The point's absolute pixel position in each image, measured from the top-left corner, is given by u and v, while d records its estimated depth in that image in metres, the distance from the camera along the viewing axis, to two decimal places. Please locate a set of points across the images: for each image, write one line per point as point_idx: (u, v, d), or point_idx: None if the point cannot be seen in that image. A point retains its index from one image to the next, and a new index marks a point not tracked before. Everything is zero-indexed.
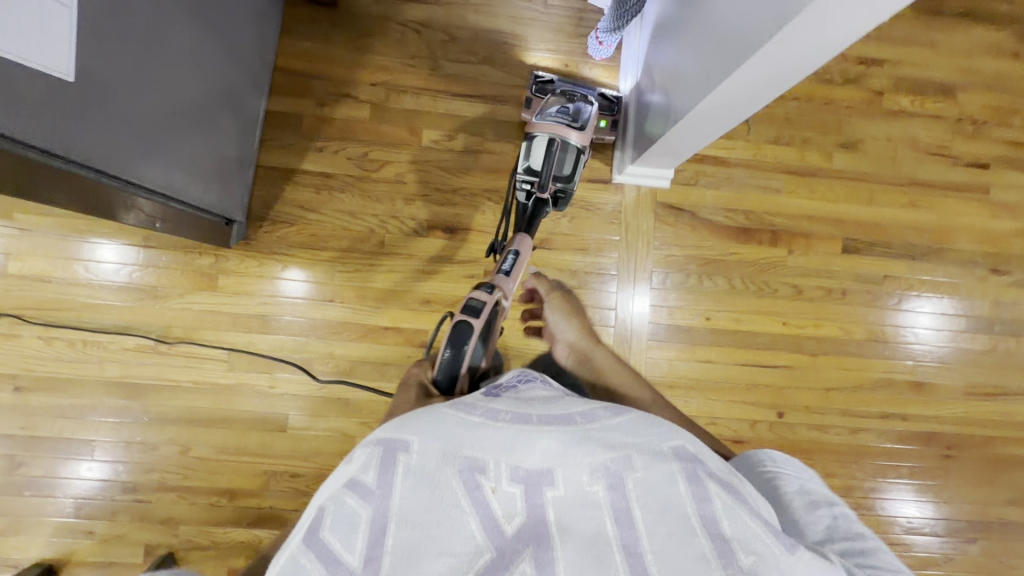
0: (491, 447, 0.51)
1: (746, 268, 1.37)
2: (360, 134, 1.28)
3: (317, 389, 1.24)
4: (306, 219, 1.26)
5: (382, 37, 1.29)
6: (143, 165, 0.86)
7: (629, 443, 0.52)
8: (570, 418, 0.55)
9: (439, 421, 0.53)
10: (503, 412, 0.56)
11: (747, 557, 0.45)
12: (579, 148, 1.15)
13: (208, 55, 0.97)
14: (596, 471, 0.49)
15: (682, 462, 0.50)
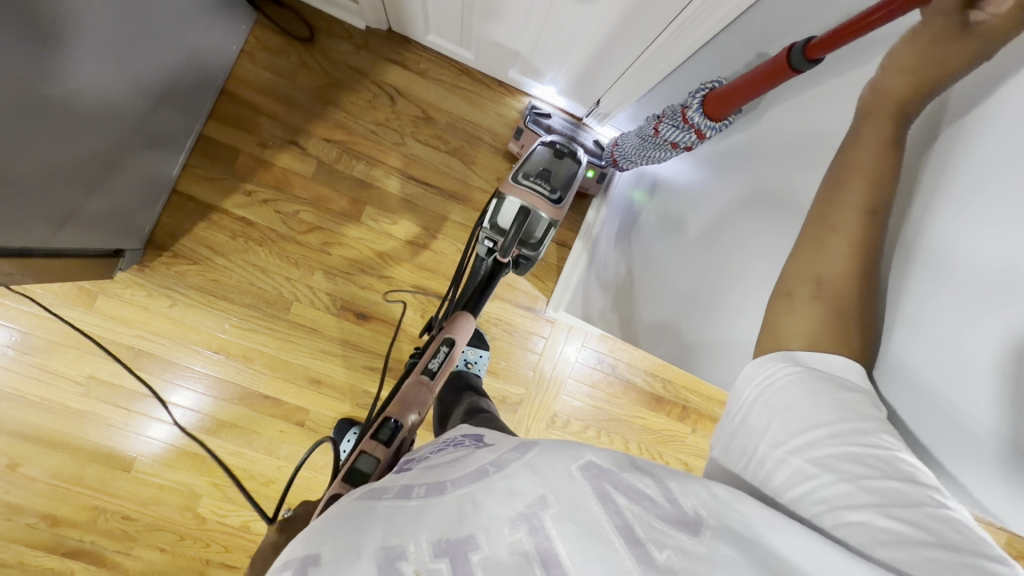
0: (396, 528, 0.37)
1: (647, 435, 1.36)
2: (299, 189, 1.17)
3: (174, 439, 1.17)
4: (212, 263, 1.16)
5: (352, 93, 1.18)
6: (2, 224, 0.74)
7: (539, 475, 0.38)
8: (483, 469, 0.42)
9: (359, 520, 0.40)
10: (418, 488, 0.44)
11: (665, 554, 0.32)
12: (551, 222, 0.97)
13: (124, 97, 0.86)
14: (517, 519, 0.35)
15: (594, 478, 0.36)
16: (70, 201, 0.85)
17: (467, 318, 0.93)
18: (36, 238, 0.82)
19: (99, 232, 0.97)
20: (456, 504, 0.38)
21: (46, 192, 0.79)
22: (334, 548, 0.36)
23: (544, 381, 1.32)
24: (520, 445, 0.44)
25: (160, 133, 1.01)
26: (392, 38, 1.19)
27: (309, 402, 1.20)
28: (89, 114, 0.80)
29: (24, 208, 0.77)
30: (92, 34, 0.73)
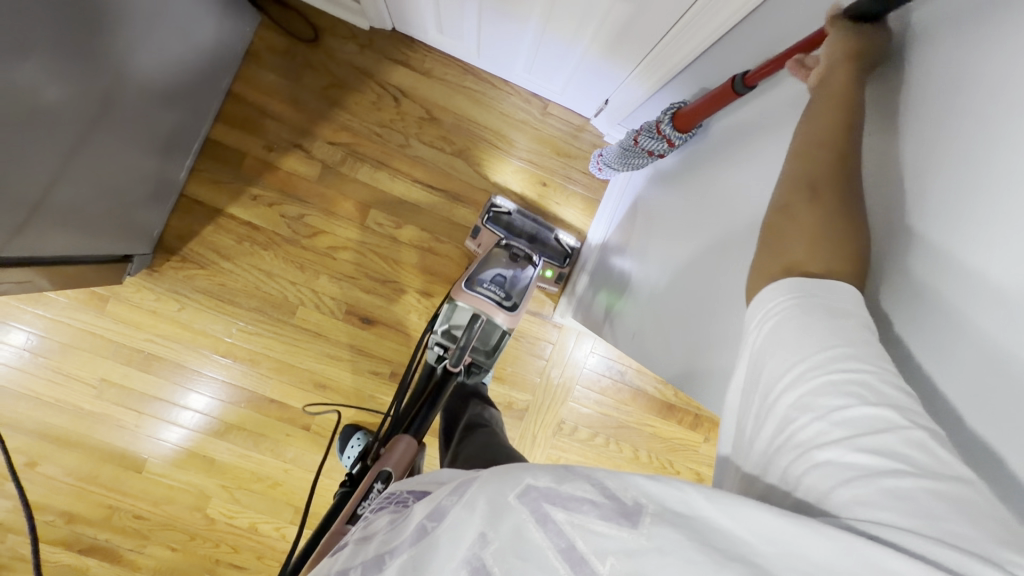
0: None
1: (657, 443, 1.32)
2: (304, 192, 1.16)
3: (184, 440, 1.18)
4: (219, 266, 1.16)
5: (356, 94, 1.16)
6: (17, 235, 0.74)
7: (472, 507, 0.35)
8: (422, 527, 0.38)
9: None
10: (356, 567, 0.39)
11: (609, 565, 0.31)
12: (505, 330, 0.98)
13: (134, 102, 0.86)
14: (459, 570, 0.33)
15: (526, 500, 0.34)
16: (83, 208, 0.86)
17: (409, 442, 0.78)
18: (48, 245, 0.83)
19: (111, 238, 0.98)
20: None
21: (61, 201, 0.80)
22: None
23: (550, 388, 1.30)
24: (457, 486, 0.40)
25: (169, 137, 1.01)
26: (397, 36, 1.17)
27: (315, 406, 1.21)
28: (100, 120, 0.79)
29: (40, 218, 0.77)
30: (105, 41, 0.73)
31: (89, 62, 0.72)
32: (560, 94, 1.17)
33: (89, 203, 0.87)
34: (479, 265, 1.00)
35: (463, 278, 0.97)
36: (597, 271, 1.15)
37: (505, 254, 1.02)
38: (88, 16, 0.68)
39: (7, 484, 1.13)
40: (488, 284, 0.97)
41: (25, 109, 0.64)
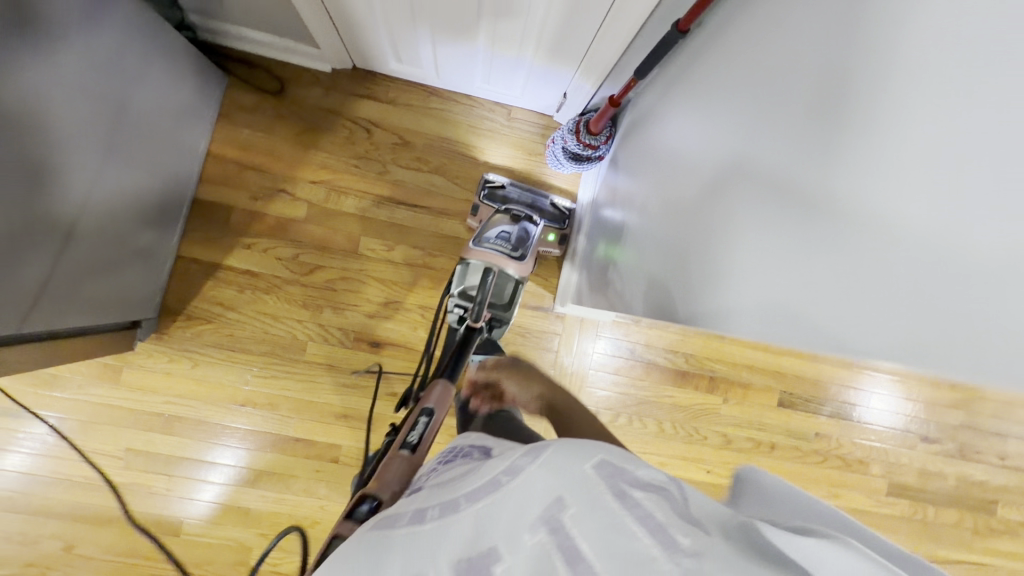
0: (412, 555, 0.37)
1: (678, 412, 1.34)
2: (294, 232, 1.21)
3: (216, 495, 1.19)
4: (224, 318, 1.19)
5: (329, 133, 1.22)
6: (35, 315, 0.78)
7: (548, 470, 0.39)
8: (493, 480, 0.41)
9: (374, 547, 0.39)
10: (429, 508, 0.43)
11: (692, 538, 0.32)
12: (517, 280, 0.99)
13: (111, 183, 0.88)
14: (536, 524, 0.36)
15: (603, 469, 0.38)
16: (82, 292, 0.88)
17: (446, 386, 0.81)
18: (64, 320, 0.87)
19: (116, 308, 1.01)
20: (472, 522, 0.38)
21: (56, 294, 0.82)
22: None
23: (564, 378, 1.32)
24: (530, 448, 0.43)
25: (158, 203, 1.05)
26: (358, 74, 1.23)
27: (340, 437, 1.22)
28: (77, 215, 0.81)
29: (37, 313, 0.79)
30: (65, 137, 0.74)
31: (75, 143, 0.76)
32: (522, 94, 1.22)
33: (96, 275, 0.92)
34: (485, 226, 1.03)
35: (471, 238, 1.01)
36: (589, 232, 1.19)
37: (506, 217, 1.06)
38: (42, 122, 0.69)
39: (48, 573, 1.13)
40: (495, 239, 0.99)
41: (25, 193, 0.69)
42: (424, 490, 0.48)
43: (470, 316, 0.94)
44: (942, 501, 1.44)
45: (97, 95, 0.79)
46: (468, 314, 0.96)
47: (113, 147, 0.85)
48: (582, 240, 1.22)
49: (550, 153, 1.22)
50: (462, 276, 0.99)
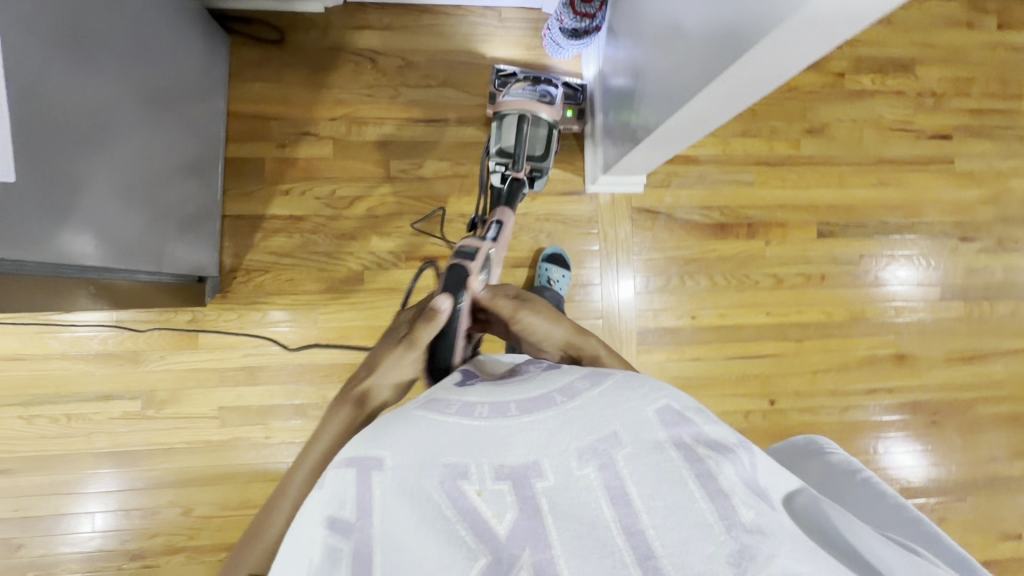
0: (461, 446, 0.45)
1: (726, 263, 1.38)
2: (326, 169, 1.25)
3: (313, 433, 1.23)
4: (281, 265, 1.23)
5: (336, 70, 1.26)
6: (106, 248, 0.84)
7: (608, 418, 0.46)
8: (548, 398, 0.49)
9: (416, 428, 0.46)
10: (478, 405, 0.49)
11: (751, 511, 0.41)
12: (551, 124, 1.12)
13: (144, 122, 0.90)
14: (585, 454, 0.44)
15: (670, 429, 0.46)
16: (137, 232, 0.90)
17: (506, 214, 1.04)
18: (137, 260, 0.92)
19: (182, 257, 1.06)
20: (524, 433, 0.46)
21: (106, 229, 0.83)
22: (402, 458, 0.44)
23: (611, 255, 1.36)
24: (587, 374, 0.53)
25: (197, 156, 1.10)
26: (350, 9, 1.28)
27: None
28: (121, 167, 0.85)
29: (92, 246, 0.80)
30: (86, 79, 0.76)
31: (111, 83, 0.81)
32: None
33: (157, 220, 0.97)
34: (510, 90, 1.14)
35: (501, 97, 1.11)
36: (604, 106, 1.25)
37: (525, 83, 1.16)
38: (71, 71, 0.73)
39: (174, 539, 1.17)
40: (522, 90, 1.11)
41: (76, 124, 0.74)
42: (473, 390, 0.54)
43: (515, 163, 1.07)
44: (997, 294, 1.48)
45: (122, 34, 0.83)
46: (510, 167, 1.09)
47: (147, 92, 0.90)
48: (599, 117, 1.28)
49: (547, 40, 1.27)
50: (502, 133, 1.10)
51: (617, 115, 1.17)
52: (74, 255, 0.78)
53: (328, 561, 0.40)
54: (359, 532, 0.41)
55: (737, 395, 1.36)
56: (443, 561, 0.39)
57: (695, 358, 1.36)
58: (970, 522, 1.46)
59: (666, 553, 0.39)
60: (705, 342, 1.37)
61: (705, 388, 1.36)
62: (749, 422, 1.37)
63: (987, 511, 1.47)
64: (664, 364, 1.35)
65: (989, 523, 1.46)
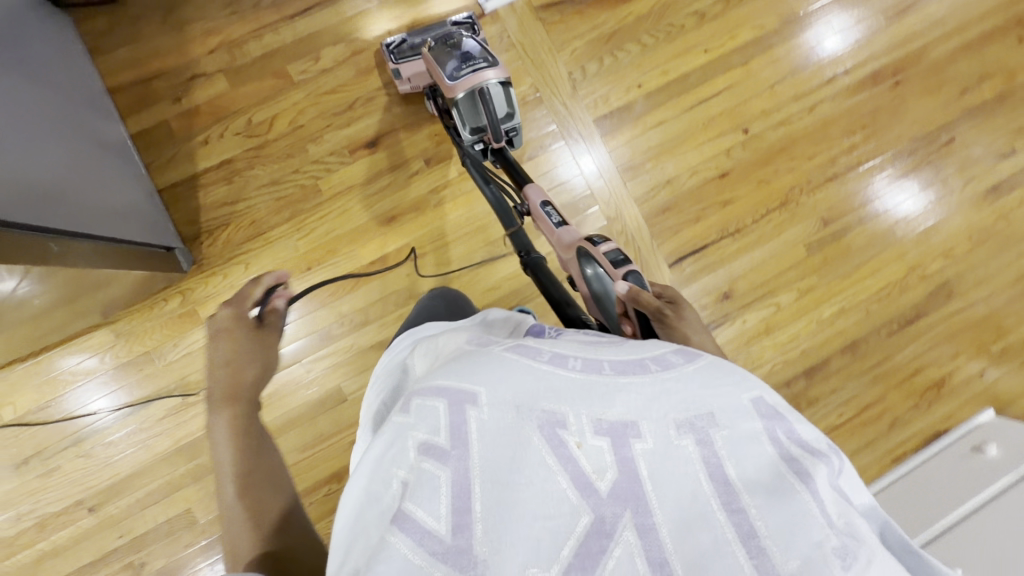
0: (561, 395, 0.45)
1: (646, 22, 1.36)
2: (230, 103, 1.19)
3: (349, 349, 1.22)
4: (238, 212, 1.19)
5: (190, 3, 1.19)
6: (61, 211, 0.81)
7: (707, 398, 0.45)
8: (640, 364, 0.49)
9: (506, 366, 0.48)
10: (571, 357, 0.51)
11: (850, 517, 0.39)
12: (503, 83, 1.07)
13: (13, 82, 0.84)
14: (682, 425, 0.43)
15: (765, 422, 0.45)
16: (79, 200, 0.87)
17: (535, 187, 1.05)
18: (98, 224, 0.90)
19: (139, 224, 1.03)
20: (618, 391, 0.46)
21: (48, 190, 0.80)
22: (491, 394, 0.45)
23: (540, 65, 1.32)
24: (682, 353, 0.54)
25: (95, 129, 1.04)
26: None
27: (404, 234, 1.24)
28: (24, 133, 0.80)
29: (45, 208, 0.78)
30: None
31: None
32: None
33: (91, 188, 0.93)
34: (445, 60, 1.09)
35: (445, 78, 1.07)
36: None
37: (447, 51, 1.10)
38: None
39: None
40: (459, 68, 1.07)
41: None
42: (562, 344, 0.55)
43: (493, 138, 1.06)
44: None
45: None
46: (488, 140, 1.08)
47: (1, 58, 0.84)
48: None
49: None
50: (461, 114, 1.07)
51: None
52: (36, 216, 0.75)
53: (428, 489, 0.39)
54: (458, 457, 0.41)
55: (711, 140, 1.38)
56: (548, 505, 0.39)
57: (660, 123, 1.36)
58: (964, 157, 1.51)
59: (769, 530, 0.37)
60: (662, 104, 1.36)
61: (681, 146, 1.37)
62: (733, 159, 1.39)
63: (974, 141, 1.52)
64: (633, 142, 1.35)
65: (980, 151, 1.52)
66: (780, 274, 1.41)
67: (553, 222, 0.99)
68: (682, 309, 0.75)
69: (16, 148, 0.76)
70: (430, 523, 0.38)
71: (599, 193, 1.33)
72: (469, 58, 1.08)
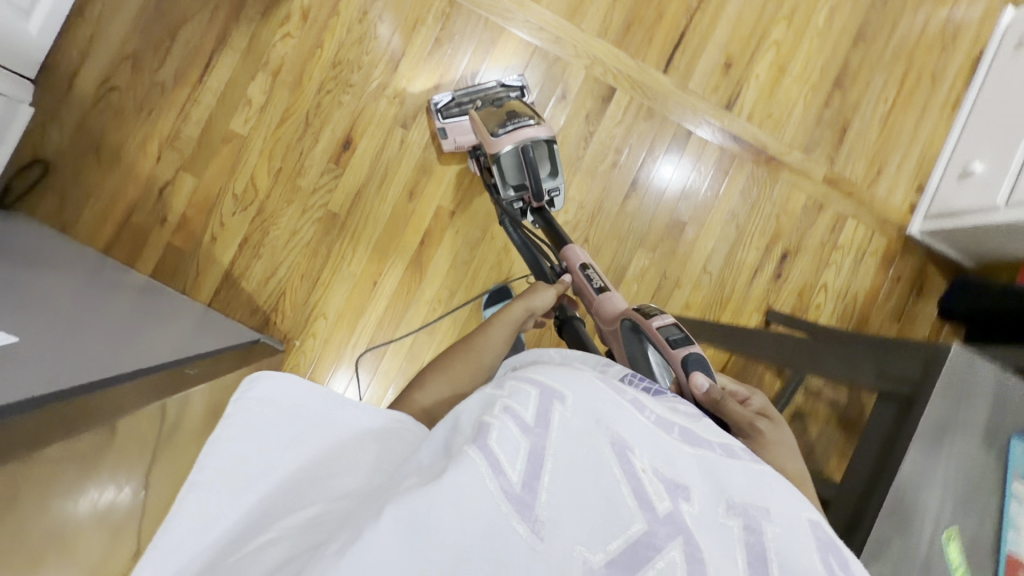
0: (640, 433, 0.38)
1: None
2: (209, 191, 1.17)
3: (458, 321, 1.23)
4: (285, 277, 1.19)
5: (109, 130, 1.14)
6: (155, 349, 0.83)
7: (769, 494, 0.38)
8: (710, 444, 0.42)
9: (594, 384, 0.41)
10: (648, 404, 0.43)
11: None
12: (549, 141, 1.04)
13: (37, 280, 0.85)
14: (731, 504, 0.36)
15: (821, 549, 0.36)
16: (161, 336, 0.89)
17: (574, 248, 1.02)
18: (190, 345, 0.92)
19: (223, 329, 1.05)
20: (695, 455, 0.39)
21: (116, 345, 0.79)
22: (578, 396, 0.38)
23: None
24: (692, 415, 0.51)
25: (132, 280, 1.07)
26: (42, 81, 1.12)
27: (432, 199, 1.23)
28: (80, 310, 0.83)
29: (120, 358, 0.75)
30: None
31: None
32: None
33: (164, 323, 0.96)
34: (490, 117, 1.05)
35: (490, 131, 1.02)
36: None
37: (496, 110, 1.07)
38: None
39: None
40: (510, 123, 1.03)
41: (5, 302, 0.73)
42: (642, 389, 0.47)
43: (534, 195, 1.04)
44: None
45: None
46: (528, 198, 1.07)
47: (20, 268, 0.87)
48: None
49: None
50: (502, 170, 1.04)
51: None
52: (138, 361, 0.77)
53: (512, 450, 0.34)
54: (538, 437, 0.35)
55: None
56: (600, 507, 0.33)
57: None
58: None
59: None
60: None
61: None
62: None
63: None
64: None
65: None
66: (762, 15, 1.37)
67: (596, 287, 0.95)
68: (776, 427, 0.67)
69: (81, 325, 0.78)
70: (502, 474, 0.33)
71: (566, 51, 1.29)
72: (520, 117, 1.05)
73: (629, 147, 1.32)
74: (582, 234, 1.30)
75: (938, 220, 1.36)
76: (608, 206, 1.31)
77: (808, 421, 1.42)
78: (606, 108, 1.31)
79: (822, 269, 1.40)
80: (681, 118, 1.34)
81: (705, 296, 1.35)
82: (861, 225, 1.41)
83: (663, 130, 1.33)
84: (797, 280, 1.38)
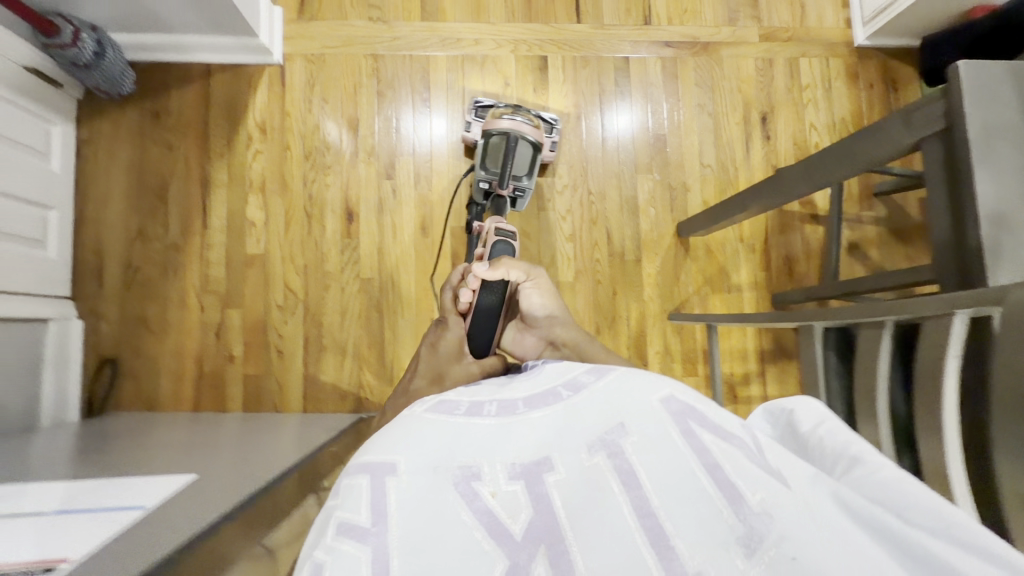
0: (482, 448, 0.48)
1: None
2: (255, 313, 1.24)
3: None
4: (355, 354, 1.25)
5: (148, 305, 1.22)
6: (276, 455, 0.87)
7: (612, 410, 0.50)
8: (554, 394, 0.54)
9: (418, 430, 0.49)
10: (486, 402, 0.54)
11: (756, 494, 0.42)
12: (534, 147, 1.18)
13: (144, 456, 0.88)
14: (589, 449, 0.47)
15: (674, 418, 0.48)
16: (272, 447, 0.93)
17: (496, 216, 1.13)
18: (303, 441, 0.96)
19: (320, 424, 1.10)
20: (539, 425, 0.50)
21: (259, 461, 0.84)
22: (402, 459, 0.46)
23: (349, 36, 1.33)
24: (590, 372, 0.57)
25: (224, 420, 1.13)
26: (77, 291, 1.21)
27: (443, 224, 1.31)
28: (191, 458, 0.86)
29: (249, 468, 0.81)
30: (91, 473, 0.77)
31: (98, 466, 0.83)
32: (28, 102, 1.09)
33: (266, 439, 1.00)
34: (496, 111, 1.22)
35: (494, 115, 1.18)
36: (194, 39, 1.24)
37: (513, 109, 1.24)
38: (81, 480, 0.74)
39: None
40: (514, 116, 1.17)
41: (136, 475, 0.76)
42: (482, 390, 0.58)
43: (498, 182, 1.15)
44: None
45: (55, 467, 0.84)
46: (493, 185, 1.19)
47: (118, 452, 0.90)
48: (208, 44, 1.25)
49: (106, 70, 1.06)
50: (486, 150, 1.19)
51: (209, 18, 1.17)
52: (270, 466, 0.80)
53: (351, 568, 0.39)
54: (378, 538, 0.41)
55: None
56: (473, 528, 0.43)
57: None
58: None
59: (680, 534, 0.41)
60: None
61: None
62: None
63: None
64: None
65: None
66: None
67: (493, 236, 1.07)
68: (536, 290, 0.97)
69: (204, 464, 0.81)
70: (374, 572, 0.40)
71: (489, 48, 1.37)
72: (528, 116, 1.20)
73: (583, 97, 1.39)
74: (584, 189, 1.36)
75: (876, 19, 1.42)
76: (592, 154, 1.38)
77: (866, 247, 1.45)
78: (547, 75, 1.39)
79: (801, 112, 1.45)
80: (614, 51, 1.42)
81: (715, 185, 1.41)
82: (815, 60, 1.47)
83: (604, 69, 1.41)
84: (786, 132, 1.44)
